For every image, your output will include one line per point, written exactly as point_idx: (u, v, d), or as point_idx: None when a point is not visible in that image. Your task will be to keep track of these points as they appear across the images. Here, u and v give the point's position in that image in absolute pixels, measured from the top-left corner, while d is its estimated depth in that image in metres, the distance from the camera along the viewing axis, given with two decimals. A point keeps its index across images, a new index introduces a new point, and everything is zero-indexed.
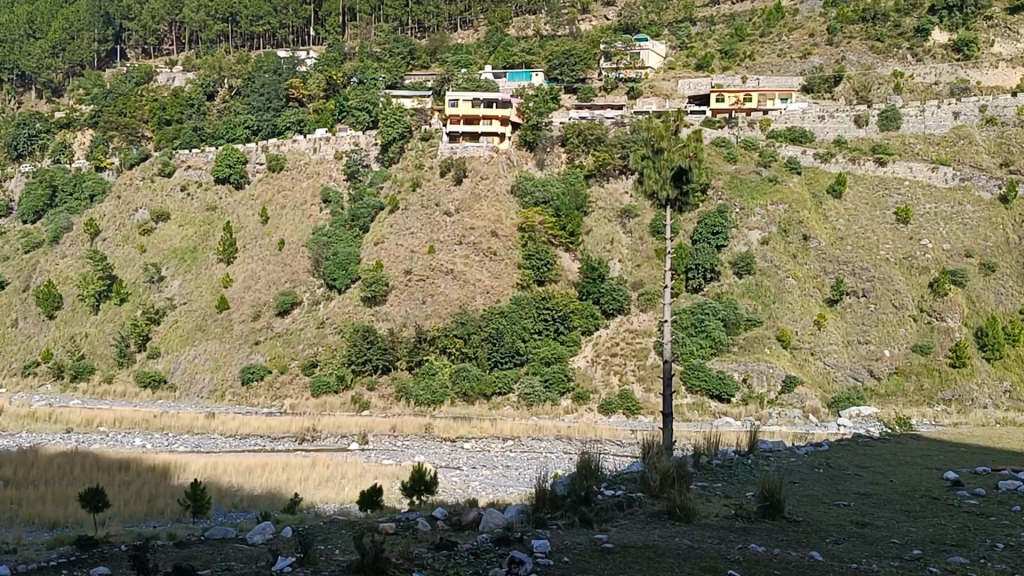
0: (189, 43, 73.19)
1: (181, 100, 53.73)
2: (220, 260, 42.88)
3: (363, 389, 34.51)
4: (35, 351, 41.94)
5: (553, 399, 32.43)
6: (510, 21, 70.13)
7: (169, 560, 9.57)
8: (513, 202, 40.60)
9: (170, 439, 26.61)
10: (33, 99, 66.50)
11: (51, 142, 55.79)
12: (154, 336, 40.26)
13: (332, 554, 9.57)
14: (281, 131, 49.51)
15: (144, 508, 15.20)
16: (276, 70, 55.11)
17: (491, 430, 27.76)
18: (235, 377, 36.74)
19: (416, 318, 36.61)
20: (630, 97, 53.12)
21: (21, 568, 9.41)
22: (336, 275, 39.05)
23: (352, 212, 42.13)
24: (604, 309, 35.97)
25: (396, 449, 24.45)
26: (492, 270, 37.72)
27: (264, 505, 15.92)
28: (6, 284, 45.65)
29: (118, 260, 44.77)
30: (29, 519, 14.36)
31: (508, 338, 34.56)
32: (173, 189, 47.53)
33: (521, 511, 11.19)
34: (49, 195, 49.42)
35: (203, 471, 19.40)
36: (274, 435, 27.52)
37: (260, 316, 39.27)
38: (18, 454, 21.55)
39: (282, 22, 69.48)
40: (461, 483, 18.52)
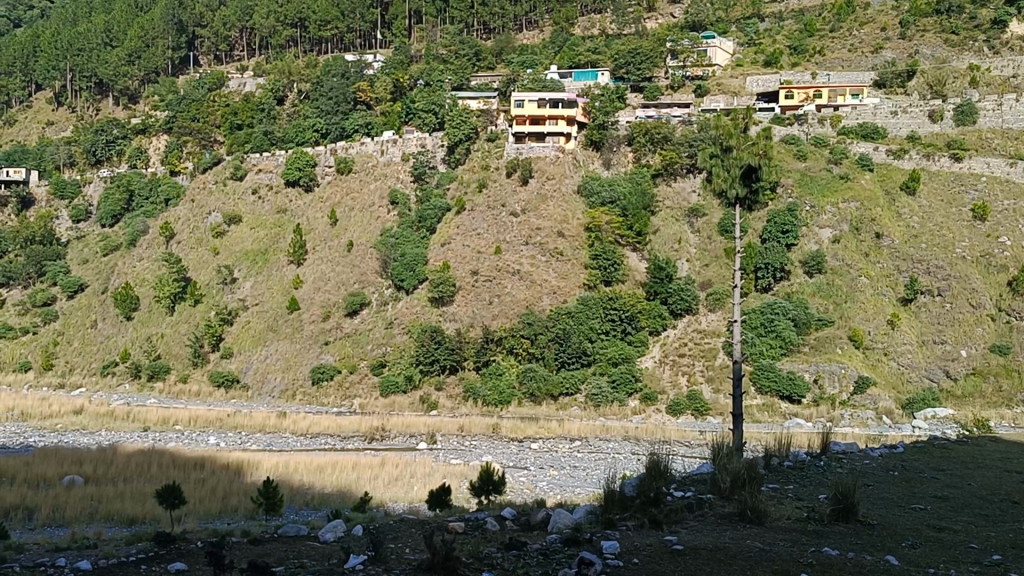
0: (259, 48, 74.32)
1: (252, 105, 54.60)
2: (291, 261, 43.56)
3: (431, 389, 34.78)
4: (114, 351, 43.05)
5: (620, 400, 32.33)
6: (575, 20, 69.88)
7: (245, 557, 9.76)
8: (580, 202, 40.53)
9: (243, 438, 27.11)
10: (110, 107, 68.24)
11: (128, 148, 57.13)
12: (227, 337, 41.11)
13: (403, 552, 9.65)
14: (349, 134, 50.00)
15: (218, 505, 15.47)
16: (344, 74, 55.55)
17: (558, 430, 27.80)
18: (305, 377, 37.32)
19: (483, 319, 36.71)
20: (697, 95, 52.66)
21: (102, 564, 9.69)
22: (404, 275, 39.43)
23: (419, 213, 42.40)
24: (671, 309, 35.69)
25: (465, 449, 24.50)
26: (559, 270, 37.68)
27: (335, 504, 16.11)
28: (87, 286, 47.19)
29: (191, 262, 45.71)
30: (108, 516, 14.76)
31: (576, 338, 34.47)
32: (245, 192, 48.41)
33: (591, 512, 11.17)
34: (126, 199, 51.07)
35: (275, 469, 19.69)
36: (344, 435, 27.83)
37: (330, 316, 39.79)
38: (98, 452, 22.13)
39: (349, 26, 69.90)
40: (530, 484, 18.46)
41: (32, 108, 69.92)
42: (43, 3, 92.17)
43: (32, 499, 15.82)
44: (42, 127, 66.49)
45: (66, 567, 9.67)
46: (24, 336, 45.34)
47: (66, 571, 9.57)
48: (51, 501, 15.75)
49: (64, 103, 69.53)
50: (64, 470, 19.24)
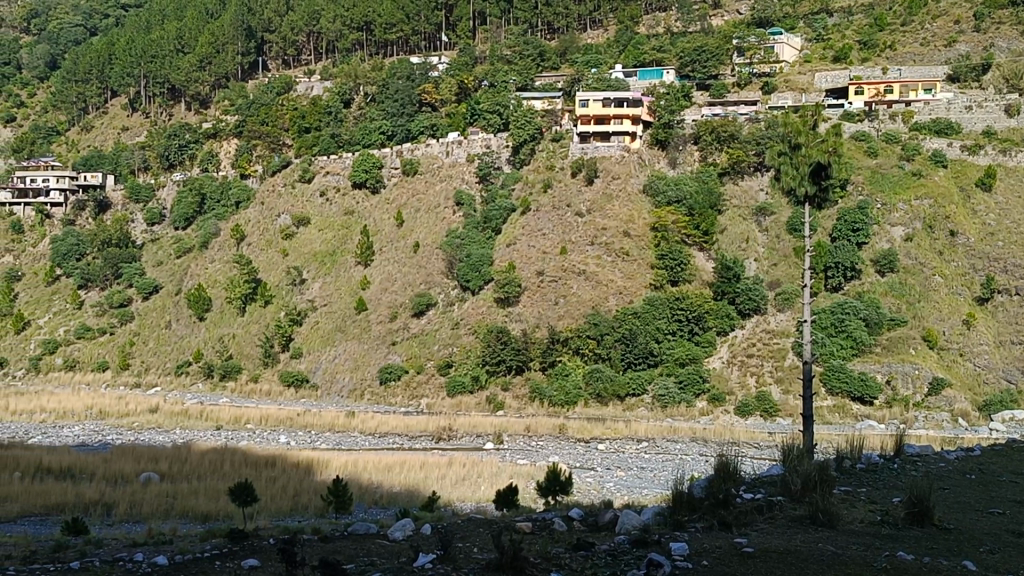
0: (326, 52, 75.04)
1: (320, 108, 55.31)
2: (358, 262, 44.07)
3: (498, 390, 34.93)
4: (187, 351, 43.97)
5: (687, 401, 32.13)
6: (640, 18, 69.44)
7: (316, 554, 9.91)
8: (646, 202, 40.25)
9: (312, 436, 27.46)
10: (183, 111, 69.64)
11: (200, 152, 58.20)
12: (297, 337, 41.78)
13: (471, 552, 9.71)
14: (415, 136, 50.47)
15: (289, 503, 15.69)
16: (409, 76, 55.89)
17: (626, 430, 27.72)
18: (373, 377, 37.75)
19: (549, 319, 36.72)
20: (765, 92, 52.08)
21: (177, 559, 9.92)
22: (469, 275, 39.58)
23: (485, 214, 42.57)
24: (740, 309, 35.22)
25: (532, 450, 24.55)
26: (625, 270, 37.51)
27: (403, 503, 16.24)
28: (161, 287, 48.32)
29: (262, 264, 46.48)
30: (184, 512, 15.09)
31: (642, 339, 34.30)
32: (313, 194, 49.03)
33: (659, 513, 11.12)
34: (198, 202, 52.25)
35: (345, 468, 19.90)
36: (413, 434, 28.05)
37: (397, 317, 40.16)
38: (172, 449, 22.56)
39: (415, 29, 70.30)
40: (597, 484, 18.41)
41: (108, 114, 71.77)
42: (117, 11, 94.51)
43: (111, 495, 16.28)
44: (117, 133, 68.29)
45: (143, 563, 9.90)
46: (101, 336, 46.70)
47: (143, 566, 9.79)
48: (130, 497, 16.18)
49: (139, 109, 71.21)
50: (141, 467, 19.75)
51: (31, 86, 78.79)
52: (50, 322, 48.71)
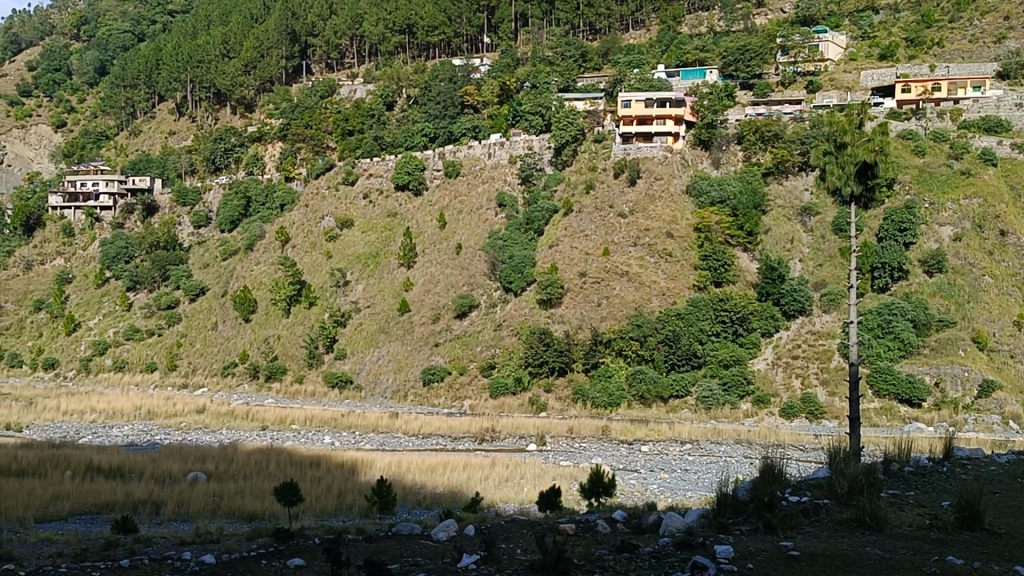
0: (370, 55, 75.33)
1: (362, 112, 55.62)
2: (401, 264, 44.29)
3: (540, 391, 34.97)
4: (233, 352, 44.47)
5: (731, 402, 31.94)
6: (683, 18, 68.98)
7: (361, 554, 9.98)
8: (689, 202, 40.01)
9: (356, 437, 27.64)
10: (228, 115, 70.36)
11: (245, 155, 58.64)
12: (340, 338, 42.13)
13: (515, 553, 9.72)
14: (457, 138, 50.66)
15: (334, 504, 15.79)
16: (451, 78, 55.94)
17: (669, 432, 27.60)
18: (416, 378, 37.96)
19: (591, 320, 36.64)
20: (809, 91, 51.35)
21: (224, 558, 10.05)
22: (512, 277, 39.62)
23: (527, 215, 42.61)
24: (784, 310, 34.89)
25: (574, 451, 24.51)
26: (669, 271, 37.33)
27: (446, 503, 16.28)
28: (208, 289, 48.91)
29: (306, 266, 46.88)
30: (230, 511, 15.24)
31: (685, 340, 34.09)
32: (356, 197, 49.36)
33: (703, 515, 11.06)
34: (243, 205, 52.86)
35: (388, 469, 19.98)
36: (455, 435, 28.17)
37: (440, 318, 40.31)
38: (219, 449, 22.80)
39: (456, 31, 70.38)
40: (640, 486, 18.34)
41: (155, 119, 72.78)
42: (164, 17, 95.79)
43: (159, 495, 16.48)
44: (165, 137, 69.25)
45: (191, 561, 10.02)
46: (149, 338, 47.41)
47: (191, 565, 9.91)
48: (178, 497, 16.37)
49: (185, 113, 72.09)
50: (188, 467, 19.99)
51: (81, 92, 80.16)
52: (100, 324, 49.57)
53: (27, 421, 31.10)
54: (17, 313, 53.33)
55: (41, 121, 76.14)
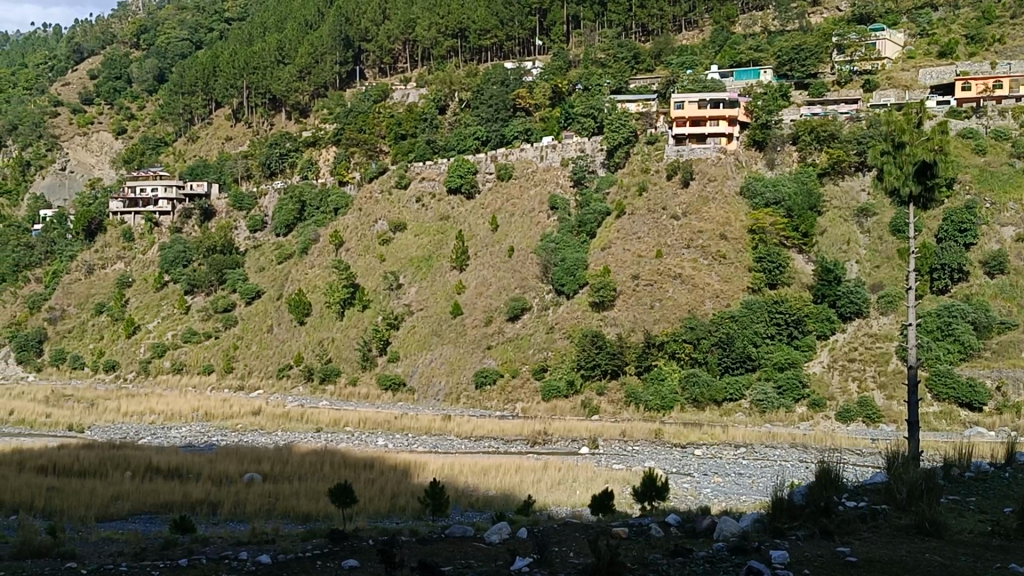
0: (422, 59, 75.63)
1: (415, 115, 55.85)
2: (454, 267, 44.47)
3: (593, 394, 34.95)
4: (288, 355, 44.99)
5: (787, 406, 31.57)
6: (737, 18, 68.32)
7: (415, 555, 10.05)
8: (743, 203, 39.53)
9: (410, 439, 27.81)
10: (283, 121, 71.21)
11: (300, 160, 59.22)
12: (394, 341, 42.44)
13: (568, 556, 9.72)
14: (509, 141, 50.79)
15: (387, 505, 15.90)
16: (504, 81, 55.84)
17: (723, 436, 27.34)
18: (469, 381, 38.13)
19: (644, 323, 36.49)
20: (866, 90, 50.76)
21: (280, 557, 10.18)
22: (564, 280, 39.55)
23: (579, 217, 42.55)
24: (840, 312, 34.36)
25: (627, 455, 24.42)
26: (722, 273, 36.99)
27: (499, 505, 16.33)
28: (263, 292, 49.52)
29: (360, 269, 47.27)
30: (286, 512, 15.43)
31: (739, 342, 33.77)
32: (409, 200, 49.66)
33: (757, 520, 10.96)
34: (298, 209, 53.39)
35: (440, 471, 20.09)
36: (508, 437, 28.23)
37: (492, 321, 40.40)
38: (275, 451, 23.09)
39: (508, 35, 70.53)
40: (694, 490, 18.19)
41: (213, 125, 73.85)
42: (222, 25, 97.27)
43: (216, 495, 16.73)
44: (221, 142, 70.30)
45: (247, 561, 10.16)
46: (206, 341, 48.15)
47: (247, 565, 10.05)
48: (234, 497, 16.60)
49: (242, 119, 73.10)
50: (245, 468, 20.27)
51: (141, 99, 81.68)
52: (159, 327, 50.44)
53: (88, 422, 31.69)
54: (79, 316, 54.57)
55: (102, 128, 77.84)
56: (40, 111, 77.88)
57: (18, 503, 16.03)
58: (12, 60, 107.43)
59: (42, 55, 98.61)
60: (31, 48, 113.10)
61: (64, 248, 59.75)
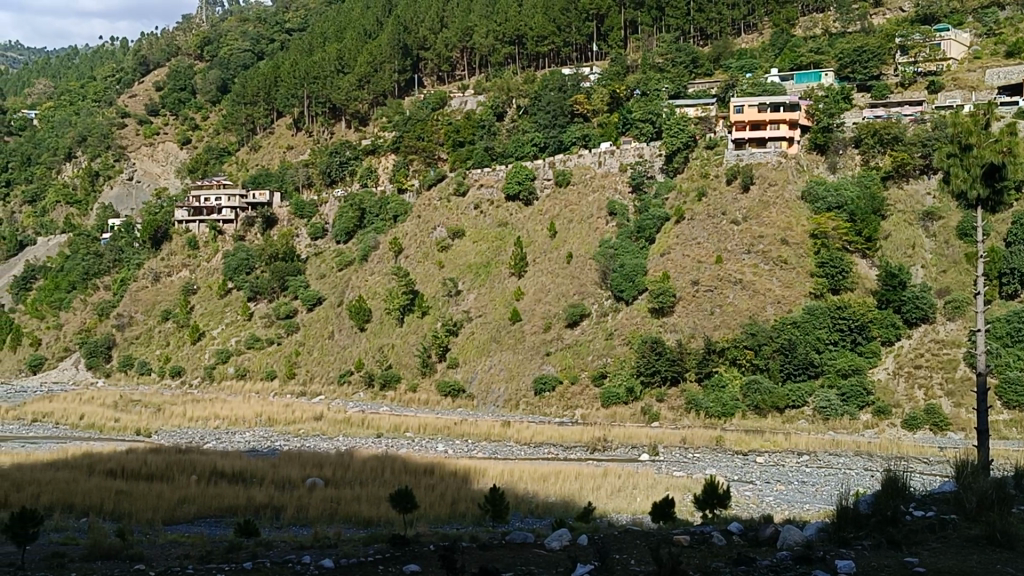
0: (480, 67, 75.81)
1: (473, 122, 56.02)
2: (512, 273, 44.56)
3: (653, 400, 34.87)
4: (349, 361, 45.50)
5: (851, 413, 31.12)
6: (796, 21, 67.32)
7: (475, 561, 10.09)
8: (805, 208, 38.89)
9: (469, 445, 27.94)
10: (343, 129, 71.98)
11: (359, 168, 59.60)
12: (453, 347, 42.65)
13: (629, 563, 9.68)
14: (567, 147, 50.63)
15: (447, 511, 15.97)
16: (562, 87, 55.72)
17: (785, 443, 26.99)
18: (528, 387, 38.21)
19: (704, 329, 36.22)
20: (930, 92, 49.74)
21: (342, 562, 10.28)
22: (623, 286, 39.39)
23: (638, 223, 42.32)
24: (906, 318, 33.64)
25: (688, 462, 24.23)
26: (784, 278, 36.54)
27: (559, 512, 16.32)
28: (324, 299, 50.10)
29: (419, 276, 47.61)
30: (347, 517, 15.57)
31: (802, 349, 33.33)
32: (467, 207, 49.92)
33: (822, 529, 10.82)
34: (358, 216, 53.99)
35: (500, 477, 20.13)
36: (567, 444, 28.21)
37: (551, 327, 40.39)
38: (336, 456, 23.35)
39: (566, 40, 70.53)
40: (756, 498, 17.98)
41: (275, 134, 74.90)
42: (282, 35, 98.78)
43: (279, 499, 16.94)
44: (283, 151, 71.35)
45: (310, 565, 10.29)
46: (269, 346, 48.83)
47: (311, 569, 10.21)
48: (297, 501, 16.80)
49: (302, 128, 74.03)
50: (307, 473, 20.49)
51: (205, 110, 83.06)
52: (223, 333, 51.31)
53: (155, 426, 32.32)
54: (146, 323, 55.71)
55: (168, 138, 79.31)
56: (108, 123, 79.66)
57: (88, 506, 16.40)
58: (82, 74, 109.98)
59: (110, 67, 100.61)
60: (99, 62, 115.60)
61: (131, 256, 61.10)
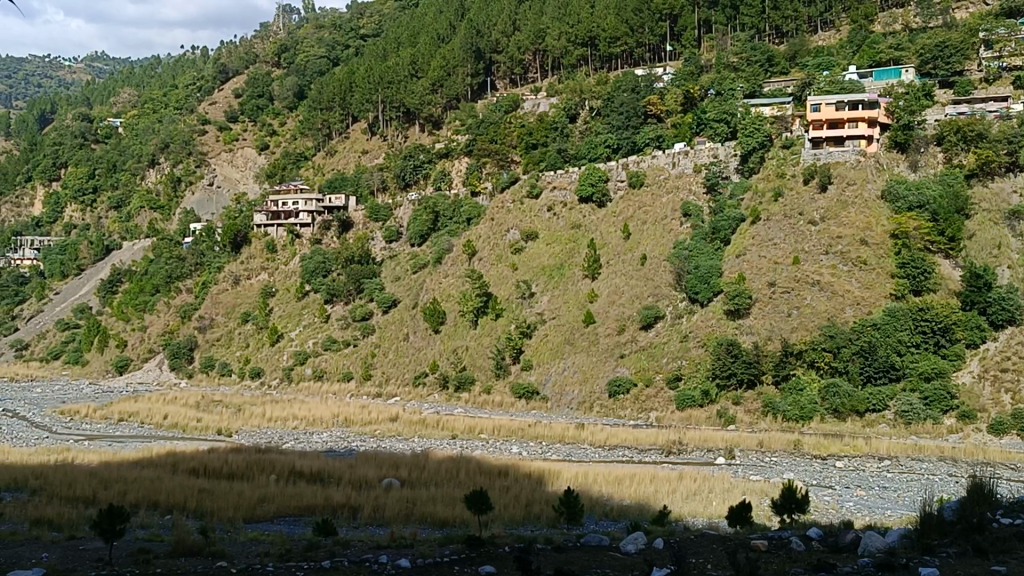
0: (552, 69, 75.73)
1: (546, 124, 55.87)
2: (586, 275, 44.46)
3: (729, 403, 34.52)
4: (423, 363, 45.91)
5: (934, 418, 30.36)
6: (876, 17, 64.80)
7: (551, 563, 10.11)
8: (885, 207, 37.99)
9: (543, 448, 27.92)
10: (417, 133, 72.65)
11: (433, 171, 60.01)
12: (527, 349, 42.72)
13: (706, 568, 9.60)
14: (641, 148, 50.35)
15: (522, 512, 16.00)
16: (635, 88, 55.40)
17: (866, 448, 26.45)
18: (602, 390, 38.12)
19: (781, 331, 35.68)
20: (1016, 87, 48.18)
21: (419, 562, 10.40)
22: (698, 288, 39.01)
23: (713, 224, 41.88)
24: (991, 320, 32.63)
25: (765, 466, 23.91)
26: (864, 280, 35.77)
27: (634, 515, 16.23)
28: (400, 301, 50.61)
29: (493, 278, 47.77)
30: (423, 517, 15.71)
31: (882, 352, 32.63)
32: (541, 210, 49.92)
33: (906, 536, 10.60)
34: (432, 219, 54.48)
35: (575, 479, 20.13)
36: (642, 446, 28.07)
37: (625, 329, 40.19)
38: (411, 457, 23.62)
39: (639, 41, 69.96)
40: (835, 504, 17.63)
41: (350, 139, 75.83)
42: (358, 41, 100.20)
43: (357, 499, 17.17)
44: (358, 155, 72.22)
45: (387, 564, 10.41)
46: (346, 348, 49.50)
47: (388, 568, 10.30)
48: (373, 501, 17.01)
49: (377, 132, 74.84)
50: (383, 473, 20.77)
51: (282, 116, 84.29)
52: (300, 335, 52.15)
53: (236, 426, 32.98)
54: (226, 325, 56.86)
55: (247, 144, 80.45)
56: (189, 130, 81.54)
57: (172, 504, 16.82)
58: (164, 82, 112.62)
59: (191, 75, 102.55)
60: (181, 71, 118.47)
61: (212, 260, 62.54)
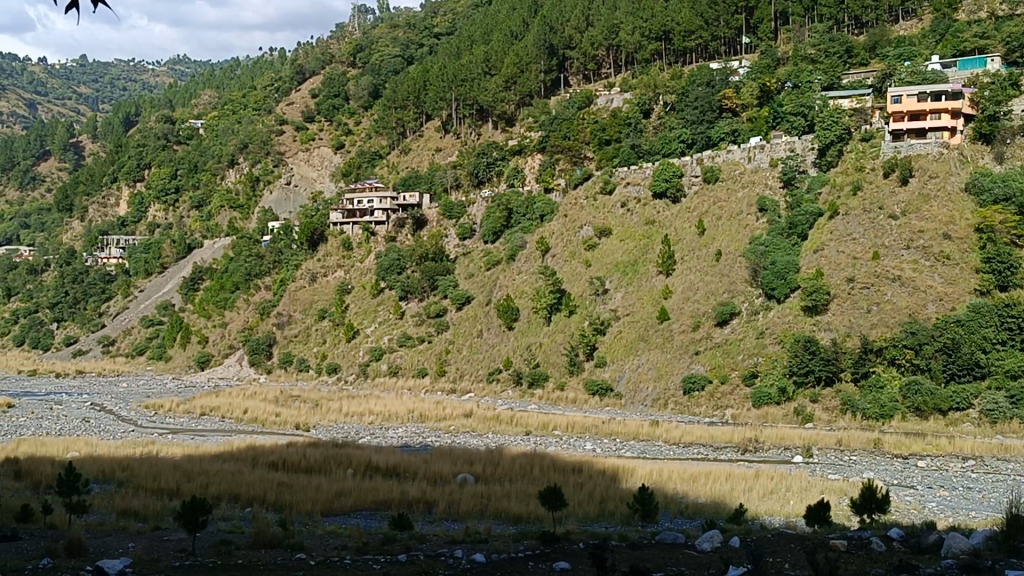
0: (626, 64, 75.26)
1: (619, 120, 55.58)
2: (660, 272, 44.08)
3: (807, 401, 34.04)
4: (497, 359, 46.11)
5: (1021, 417, 29.38)
6: (959, 5, 63.62)
7: (626, 560, 10.09)
8: (969, 200, 36.91)
9: (617, 445, 27.79)
10: (491, 130, 72.94)
11: (506, 168, 60.03)
12: (600, 345, 42.68)
13: (784, 567, 9.49)
14: (715, 142, 49.89)
15: (596, 509, 15.97)
16: (710, 82, 54.72)
17: (948, 447, 25.79)
18: (677, 386, 37.86)
19: (861, 328, 35.01)
20: None
21: (493, 557, 10.45)
22: (775, 284, 38.45)
23: (790, 219, 41.26)
24: None
25: (844, 465, 23.47)
26: (946, 275, 34.92)
27: (709, 513, 16.06)
28: (473, 298, 50.87)
29: (566, 276, 47.70)
30: (497, 513, 15.78)
31: (966, 349, 31.77)
32: (614, 206, 49.69)
33: (991, 538, 10.34)
34: (505, 216, 54.66)
35: (650, 476, 20.03)
36: (717, 444, 27.83)
37: (700, 326, 39.81)
38: (485, 453, 23.75)
39: (714, 34, 69.36)
40: (917, 504, 17.20)
41: (424, 137, 76.50)
42: (431, 40, 101.00)
43: (432, 495, 17.29)
44: (432, 153, 72.79)
45: (462, 559, 10.46)
46: (420, 345, 50.03)
47: (463, 563, 10.37)
48: (448, 496, 17.12)
49: (451, 130, 75.29)
50: (458, 468, 20.91)
51: (357, 115, 85.21)
52: (376, 331, 52.78)
53: (313, 422, 33.46)
54: (304, 322, 57.75)
55: (322, 143, 81.16)
56: (267, 130, 82.97)
57: (252, 496, 17.15)
58: (244, 83, 114.95)
59: (269, 76, 104.23)
60: (261, 72, 120.72)
61: (290, 258, 63.54)
